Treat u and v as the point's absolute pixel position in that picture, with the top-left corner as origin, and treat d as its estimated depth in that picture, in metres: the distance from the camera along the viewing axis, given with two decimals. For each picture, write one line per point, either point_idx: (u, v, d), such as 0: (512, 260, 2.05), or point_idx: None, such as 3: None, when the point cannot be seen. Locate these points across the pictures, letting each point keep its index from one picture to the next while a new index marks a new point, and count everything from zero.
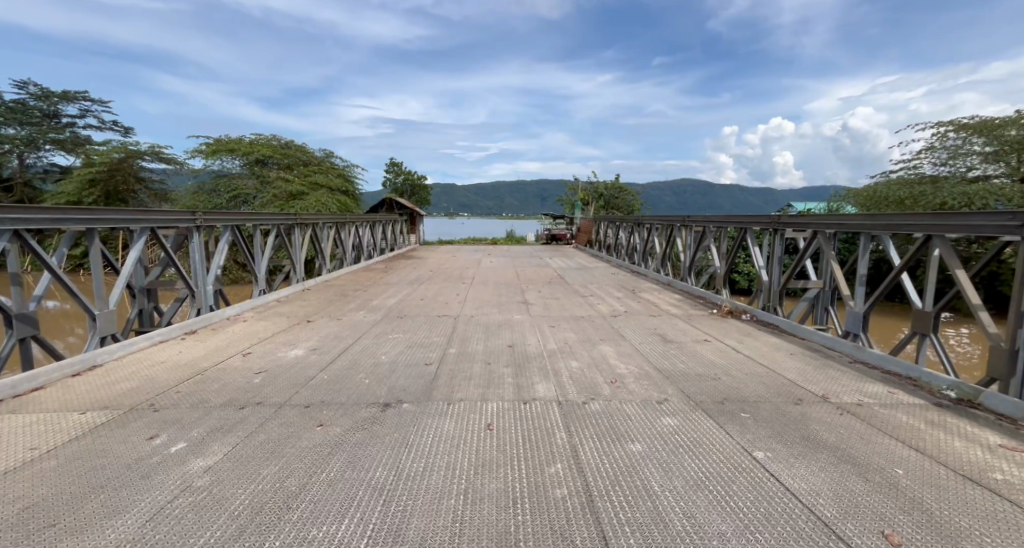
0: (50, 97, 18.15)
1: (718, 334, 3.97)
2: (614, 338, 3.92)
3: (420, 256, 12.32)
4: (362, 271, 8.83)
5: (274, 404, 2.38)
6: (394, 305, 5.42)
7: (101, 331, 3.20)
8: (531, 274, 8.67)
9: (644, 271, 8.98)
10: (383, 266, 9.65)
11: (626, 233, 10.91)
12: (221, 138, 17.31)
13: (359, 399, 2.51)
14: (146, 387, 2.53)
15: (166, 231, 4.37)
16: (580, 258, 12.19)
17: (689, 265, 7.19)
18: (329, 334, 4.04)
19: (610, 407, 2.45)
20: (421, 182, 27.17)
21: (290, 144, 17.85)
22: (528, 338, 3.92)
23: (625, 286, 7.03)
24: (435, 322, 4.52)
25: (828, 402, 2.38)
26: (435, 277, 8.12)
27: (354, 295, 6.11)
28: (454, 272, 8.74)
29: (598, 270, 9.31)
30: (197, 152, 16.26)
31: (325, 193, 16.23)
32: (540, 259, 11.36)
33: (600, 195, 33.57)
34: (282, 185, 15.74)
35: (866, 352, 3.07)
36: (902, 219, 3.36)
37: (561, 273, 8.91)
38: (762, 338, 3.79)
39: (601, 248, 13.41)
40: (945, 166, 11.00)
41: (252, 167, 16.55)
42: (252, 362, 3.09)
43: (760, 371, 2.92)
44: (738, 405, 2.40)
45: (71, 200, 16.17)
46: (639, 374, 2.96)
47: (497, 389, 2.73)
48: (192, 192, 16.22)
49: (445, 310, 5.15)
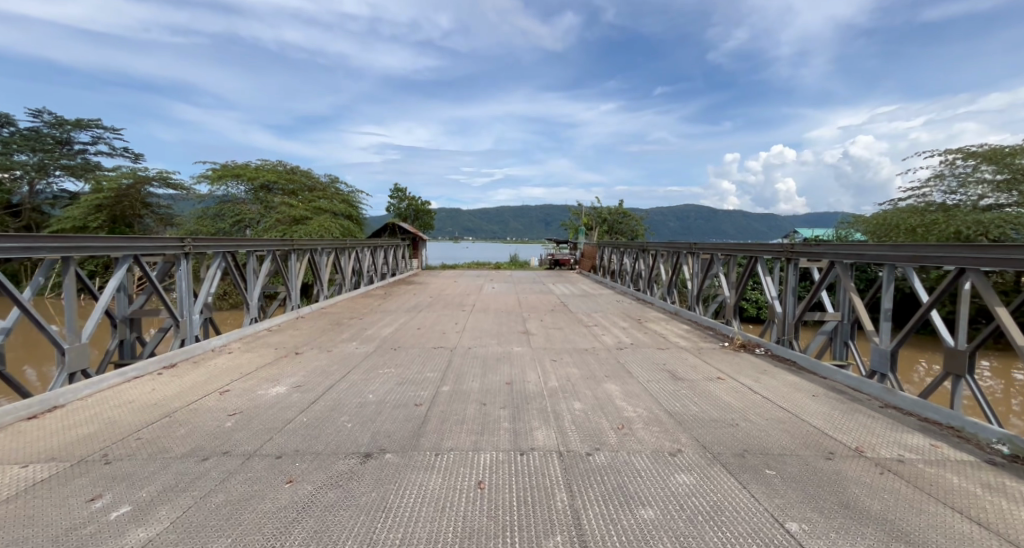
0: (63, 125, 18.46)
1: (732, 371, 3.70)
2: (620, 375, 3.65)
3: (422, 282, 12.14)
4: (360, 297, 8.63)
5: (241, 455, 2.14)
6: (389, 335, 5.19)
7: (70, 367, 2.97)
8: (534, 301, 8.44)
9: (649, 298, 8.72)
10: (383, 292, 9.45)
11: (631, 259, 10.71)
12: (227, 164, 17.43)
13: (338, 449, 2.26)
14: (104, 435, 2.29)
15: (152, 258, 4.19)
16: (584, 284, 11.96)
17: (697, 293, 6.94)
18: (315, 368, 3.80)
19: (616, 460, 2.18)
20: (425, 208, 27.24)
21: (296, 170, 17.95)
22: (529, 374, 3.66)
23: (631, 315, 6.78)
24: (429, 356, 4.27)
25: (864, 458, 2.10)
26: (435, 304, 7.90)
27: (349, 323, 5.88)
28: (455, 299, 8.52)
29: (603, 297, 9.05)
30: (203, 177, 16.35)
31: (328, 218, 16.21)
32: (543, 285, 11.15)
33: (604, 221, 33.57)
34: (285, 210, 15.76)
35: (897, 396, 2.80)
36: (928, 249, 3.12)
37: (564, 299, 8.68)
38: (780, 376, 3.52)
39: (605, 274, 13.20)
40: (955, 194, 10.82)
41: (257, 193, 16.60)
42: (227, 402, 2.85)
43: (783, 417, 2.64)
44: (762, 459, 2.13)
45: (76, 224, 16.21)
46: (648, 418, 2.70)
47: (491, 436, 2.47)
48: (196, 217, 16.25)
49: (442, 340, 4.91)
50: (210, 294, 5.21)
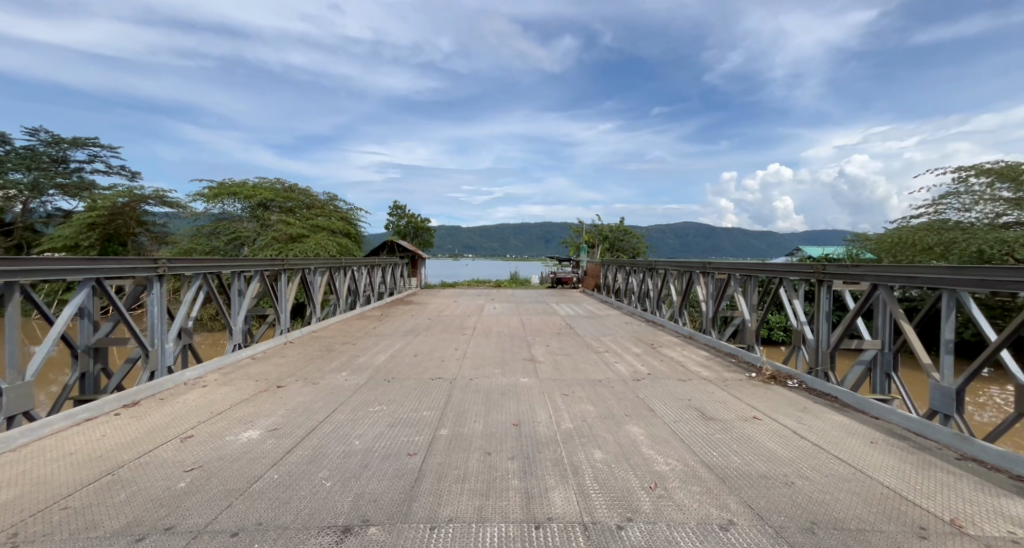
0: (60, 144, 18.26)
1: (768, 409, 3.28)
2: (642, 413, 3.22)
3: (420, 302, 11.73)
4: (355, 319, 8.21)
5: (188, 531, 1.71)
6: (383, 364, 4.76)
7: (9, 410, 2.54)
8: (538, 323, 8.04)
9: (659, 320, 8.30)
10: (379, 314, 9.03)
11: (638, 278, 10.32)
12: (224, 182, 17.15)
13: (311, 520, 1.83)
14: (23, 503, 1.86)
15: (121, 281, 3.77)
16: (588, 304, 11.55)
17: (712, 316, 6.54)
18: (298, 405, 3.38)
19: (656, 538, 1.75)
20: (424, 225, 26.98)
21: (294, 188, 17.69)
22: (539, 413, 3.24)
23: (643, 339, 6.36)
24: (427, 389, 3.85)
25: (969, 537, 1.68)
26: (433, 326, 7.49)
27: (341, 349, 5.47)
28: (454, 321, 8.10)
29: (610, 319, 8.63)
30: (199, 195, 16.05)
31: (326, 236, 15.89)
32: (546, 306, 10.72)
33: (605, 238, 33.31)
34: (282, 228, 15.46)
35: (977, 446, 2.38)
36: (1001, 272, 2.68)
37: (570, 321, 8.25)
38: (825, 416, 3.10)
39: (610, 293, 12.80)
40: (970, 212, 10.54)
41: (254, 211, 16.31)
42: (188, 453, 2.43)
43: (847, 475, 2.21)
44: (839, 537, 1.71)
45: (68, 243, 15.85)
46: (685, 475, 2.28)
47: (499, 500, 2.04)
48: (191, 236, 15.92)
49: (441, 370, 4.49)
50: (189, 319, 4.80)
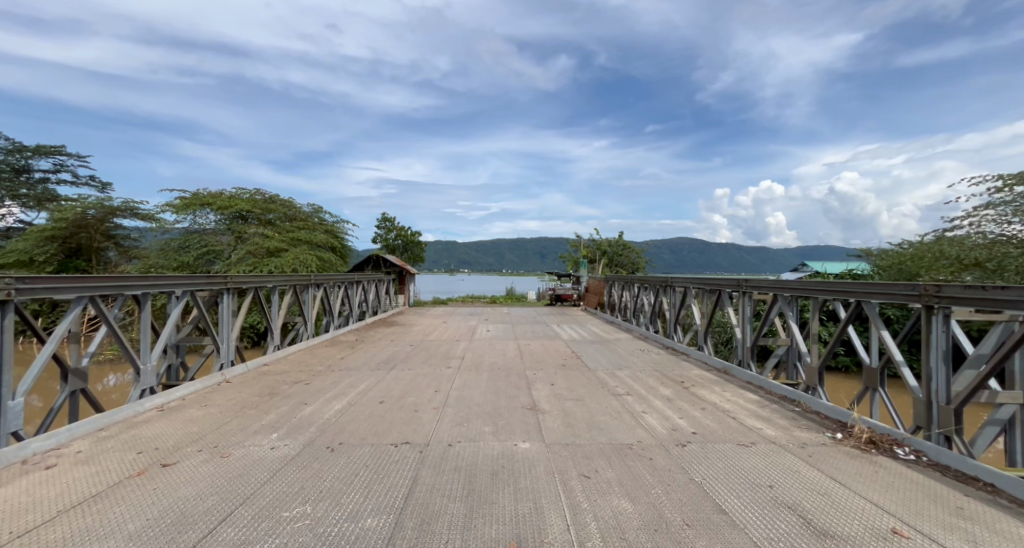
0: (23, 152, 17.06)
1: (905, 511, 2.11)
2: (712, 521, 2.05)
3: (405, 323, 10.51)
4: (324, 346, 6.99)
5: None
6: (336, 418, 3.58)
7: None
8: (538, 351, 6.86)
9: (678, 345, 7.20)
10: (355, 339, 7.81)
11: (650, 296, 9.22)
12: (197, 191, 15.84)
13: None
14: None
15: None
16: (593, 325, 10.42)
17: (751, 345, 5.38)
18: (174, 503, 2.16)
19: None
20: (416, 239, 25.85)
21: (275, 199, 16.55)
22: (548, 522, 2.06)
23: (667, 374, 5.20)
24: (387, 467, 2.67)
25: None
26: (414, 356, 6.27)
27: (289, 392, 4.28)
28: (440, 348, 6.92)
29: (621, 345, 7.48)
30: (168, 206, 14.73)
31: (306, 250, 14.69)
32: (547, 327, 9.56)
33: (604, 253, 32.33)
34: (259, 242, 14.27)
35: None
36: None
37: (575, 348, 7.10)
38: (1005, 530, 1.93)
39: (616, 312, 11.69)
40: (1013, 225, 9.54)
41: (229, 223, 15.08)
42: None
43: None
44: None
45: (23, 258, 14.54)
46: None
47: None
48: (158, 249, 14.61)
49: (411, 428, 3.32)
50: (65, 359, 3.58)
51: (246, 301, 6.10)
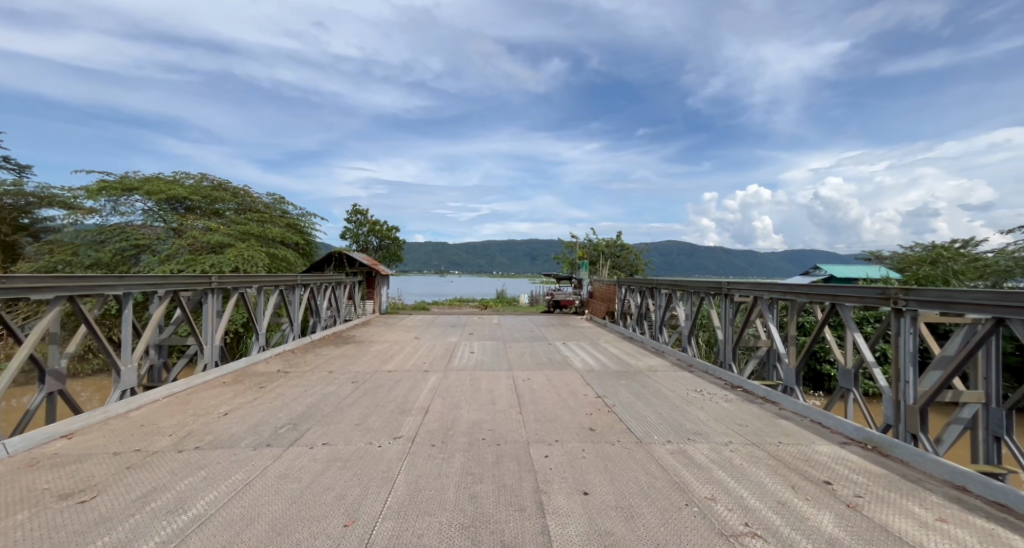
0: None
1: None
2: None
3: (366, 339, 8.19)
4: (222, 384, 4.66)
5: None
6: None
7: None
8: (544, 393, 4.55)
9: (749, 383, 4.93)
10: (280, 369, 5.47)
11: (686, 307, 6.97)
12: (125, 173, 13.21)
13: None
14: None
15: None
16: (607, 342, 8.22)
17: (920, 407, 3.07)
18: None
19: None
20: (394, 235, 23.44)
21: (224, 185, 14.07)
22: None
23: (784, 461, 2.90)
24: None
25: None
26: (350, 407, 3.95)
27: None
28: (398, 386, 4.65)
29: (662, 380, 5.24)
30: (80, 190, 12.10)
31: (252, 245, 12.22)
32: (550, 346, 7.34)
33: (600, 253, 30.44)
34: (194, 236, 11.81)
35: None
36: None
37: (599, 386, 4.82)
38: None
39: (633, 323, 9.47)
40: None
41: (162, 212, 12.51)
42: None
43: None
44: None
45: None
46: None
47: None
48: (70, 242, 11.95)
49: None
50: None
51: (46, 320, 3.49)
